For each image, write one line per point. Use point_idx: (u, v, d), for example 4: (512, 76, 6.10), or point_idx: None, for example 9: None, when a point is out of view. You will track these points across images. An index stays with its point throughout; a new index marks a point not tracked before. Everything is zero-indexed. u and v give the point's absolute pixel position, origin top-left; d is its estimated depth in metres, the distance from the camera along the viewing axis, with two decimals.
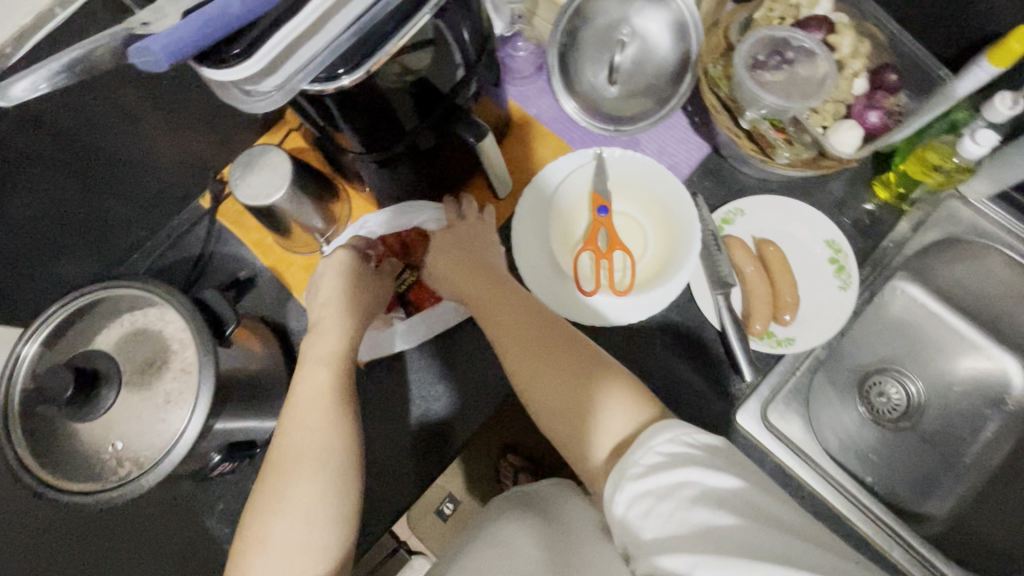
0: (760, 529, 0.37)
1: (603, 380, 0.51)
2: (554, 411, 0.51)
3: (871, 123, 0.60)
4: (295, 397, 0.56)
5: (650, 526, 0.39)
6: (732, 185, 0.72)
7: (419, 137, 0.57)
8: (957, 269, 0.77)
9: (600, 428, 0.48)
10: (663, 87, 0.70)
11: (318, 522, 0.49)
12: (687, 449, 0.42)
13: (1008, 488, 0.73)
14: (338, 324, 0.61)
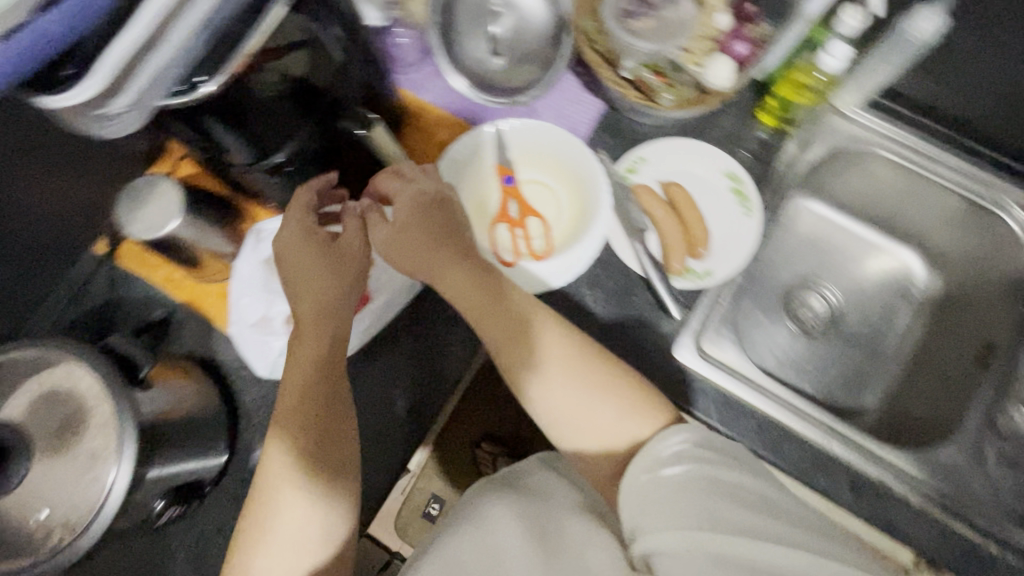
0: (750, 512, 0.42)
1: (610, 379, 0.52)
2: (553, 398, 0.52)
3: (740, 54, 0.62)
4: (287, 427, 0.53)
5: (653, 512, 0.42)
6: (631, 136, 0.74)
7: (307, 140, 0.56)
8: (850, 179, 0.82)
9: (605, 425, 0.50)
10: (544, 49, 0.70)
11: (304, 558, 0.49)
12: (690, 444, 0.46)
13: (926, 369, 0.80)
14: (325, 343, 0.56)
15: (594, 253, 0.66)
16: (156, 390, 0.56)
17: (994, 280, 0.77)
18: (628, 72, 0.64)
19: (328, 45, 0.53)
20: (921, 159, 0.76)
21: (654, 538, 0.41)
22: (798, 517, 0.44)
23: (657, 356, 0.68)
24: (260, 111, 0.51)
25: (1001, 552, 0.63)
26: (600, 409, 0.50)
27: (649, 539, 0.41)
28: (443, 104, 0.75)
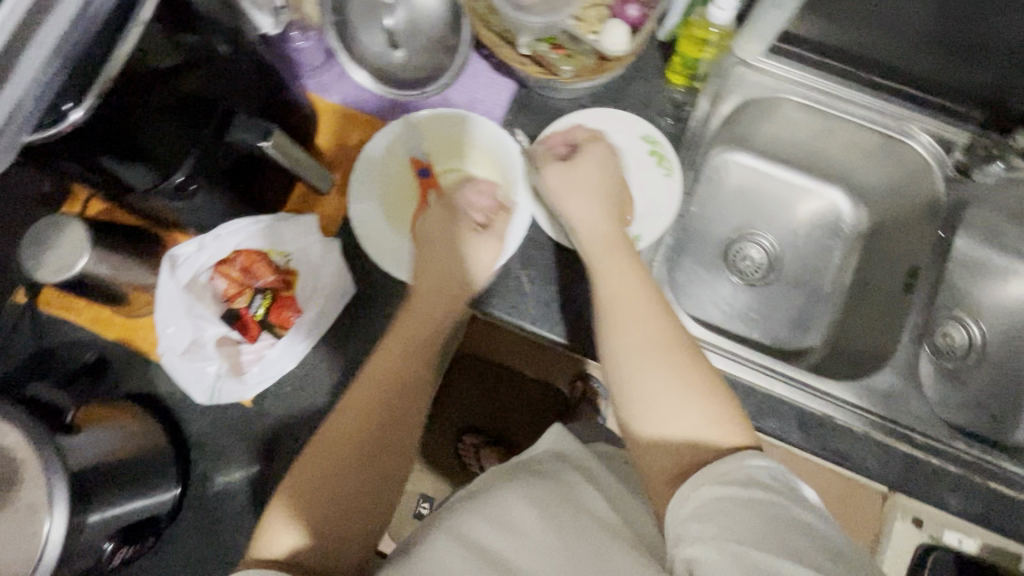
0: (822, 554, 0.36)
1: (703, 383, 0.47)
2: (635, 367, 0.48)
3: (632, 17, 0.63)
4: (360, 417, 0.51)
5: (708, 520, 0.39)
6: (546, 113, 0.74)
7: (206, 150, 0.54)
8: (769, 127, 0.83)
9: (682, 419, 0.46)
10: (446, 37, 0.72)
11: (319, 543, 0.46)
12: (772, 472, 0.42)
13: (863, 300, 0.82)
14: (420, 360, 0.56)
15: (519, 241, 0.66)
16: (93, 432, 0.55)
17: (913, 205, 0.79)
18: (526, 49, 0.63)
19: (209, 57, 0.52)
20: (830, 99, 0.77)
21: (701, 544, 0.37)
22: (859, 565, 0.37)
23: None
24: (143, 125, 0.48)
25: (943, 464, 0.65)
26: (683, 403, 0.46)
27: (694, 546, 0.38)
28: (353, 103, 0.75)
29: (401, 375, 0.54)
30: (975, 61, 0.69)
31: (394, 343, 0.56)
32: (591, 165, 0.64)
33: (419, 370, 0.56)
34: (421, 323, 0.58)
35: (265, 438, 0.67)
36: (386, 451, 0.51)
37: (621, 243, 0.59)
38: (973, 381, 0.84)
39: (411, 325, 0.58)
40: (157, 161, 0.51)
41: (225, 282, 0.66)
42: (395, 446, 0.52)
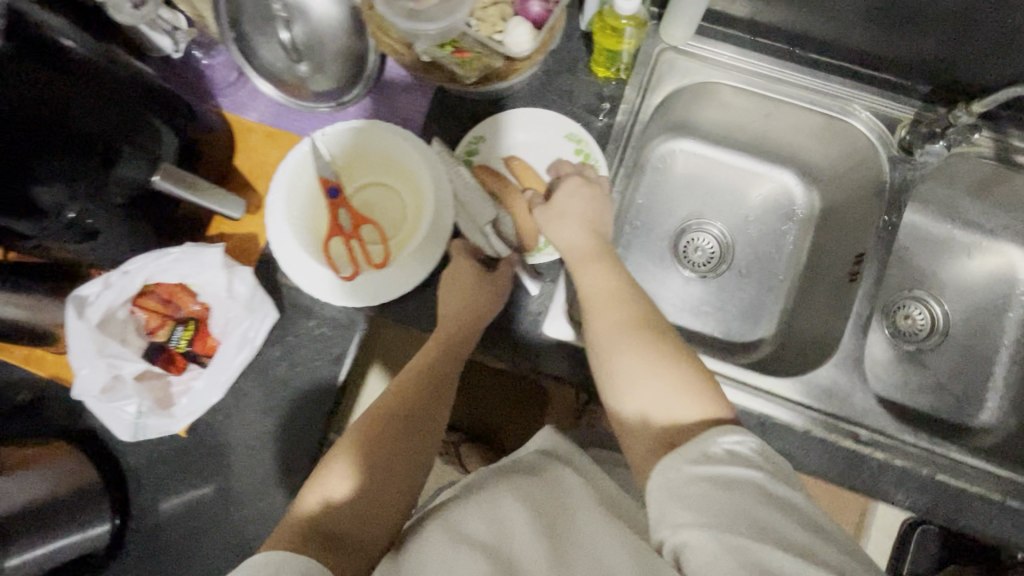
0: (795, 526, 0.39)
1: (676, 365, 0.50)
2: (611, 361, 0.53)
3: (535, 14, 0.60)
4: (380, 435, 0.55)
5: (683, 501, 0.41)
6: (468, 116, 0.71)
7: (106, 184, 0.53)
8: (709, 112, 0.79)
9: (662, 403, 0.49)
10: (349, 43, 0.66)
11: (362, 510, 0.50)
12: (746, 450, 0.43)
13: (813, 287, 0.79)
14: (438, 394, 0.61)
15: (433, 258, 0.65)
16: (35, 472, 0.59)
17: (858, 187, 0.75)
18: (426, 55, 0.60)
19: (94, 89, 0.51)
20: (765, 83, 0.72)
21: (684, 529, 0.40)
22: (837, 537, 0.40)
23: (528, 335, 0.67)
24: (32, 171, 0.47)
25: (886, 457, 0.63)
26: (660, 385, 0.49)
27: (680, 531, 0.40)
28: (270, 121, 0.72)
29: (438, 377, 0.61)
30: (914, 32, 0.64)
31: (412, 372, 0.61)
32: (576, 188, 0.64)
33: (435, 403, 0.60)
34: (437, 360, 0.61)
35: (201, 467, 0.67)
36: (403, 463, 0.54)
37: (603, 253, 0.61)
38: (934, 363, 0.81)
39: (429, 359, 0.62)
40: (47, 208, 0.49)
41: (146, 314, 0.65)
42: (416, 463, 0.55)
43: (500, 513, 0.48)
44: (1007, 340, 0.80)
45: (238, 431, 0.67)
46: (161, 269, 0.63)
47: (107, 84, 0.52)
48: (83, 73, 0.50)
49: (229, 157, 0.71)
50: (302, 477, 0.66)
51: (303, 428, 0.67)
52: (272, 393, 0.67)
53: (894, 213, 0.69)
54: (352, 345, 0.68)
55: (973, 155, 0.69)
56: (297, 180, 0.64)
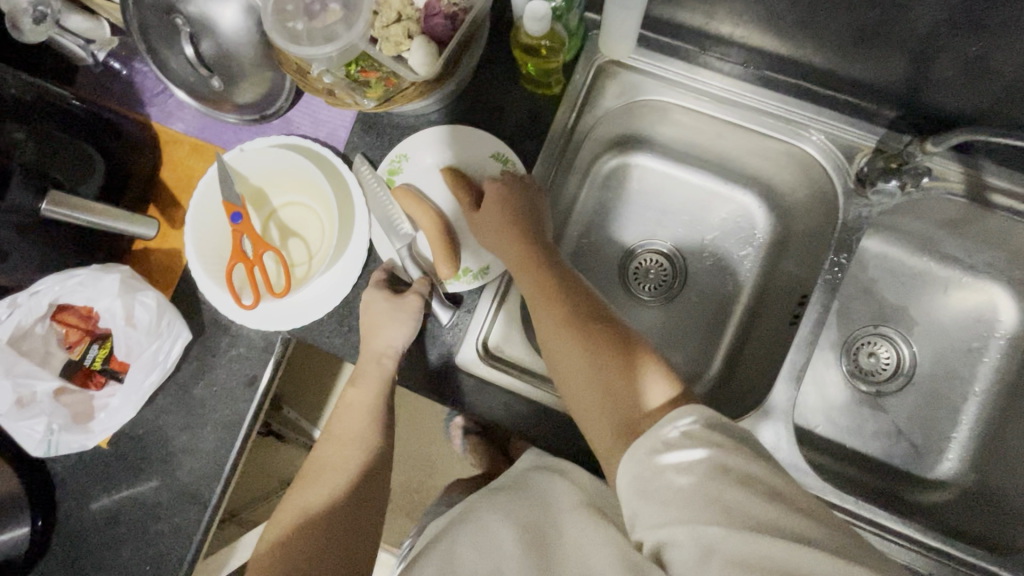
0: (758, 500, 0.39)
1: (626, 352, 0.50)
2: (567, 363, 0.52)
3: (441, 32, 0.56)
4: (319, 485, 0.62)
5: (654, 499, 0.41)
6: (392, 132, 0.68)
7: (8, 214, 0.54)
8: (661, 127, 0.73)
9: (619, 397, 0.48)
10: (264, 54, 0.63)
11: (323, 549, 0.58)
12: (699, 426, 0.43)
13: (764, 321, 0.74)
14: (366, 426, 0.64)
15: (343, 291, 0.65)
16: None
17: (818, 216, 0.69)
18: (325, 77, 0.55)
19: None
20: (713, 101, 0.66)
21: (661, 530, 0.40)
22: (802, 500, 0.40)
23: (441, 366, 0.65)
24: None
25: None
26: (614, 382, 0.49)
27: (658, 531, 0.40)
28: (196, 133, 0.71)
29: (368, 407, 0.64)
30: (874, 55, 0.56)
31: (343, 409, 0.66)
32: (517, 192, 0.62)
33: (363, 437, 0.64)
34: (362, 395, 0.64)
35: (123, 478, 0.69)
36: (345, 501, 0.61)
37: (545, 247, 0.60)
38: (894, 406, 0.76)
39: (354, 395, 0.64)
40: None
41: (65, 331, 0.66)
42: (360, 497, 0.62)
43: (490, 531, 0.50)
44: (979, 387, 0.73)
45: (158, 445, 0.68)
46: (68, 291, 0.64)
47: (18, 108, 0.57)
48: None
49: (152, 169, 0.70)
50: (220, 492, 0.67)
51: (219, 447, 0.68)
52: (191, 409, 0.68)
53: (844, 252, 0.64)
54: (267, 367, 0.67)
55: (940, 191, 0.62)
56: (206, 202, 0.63)
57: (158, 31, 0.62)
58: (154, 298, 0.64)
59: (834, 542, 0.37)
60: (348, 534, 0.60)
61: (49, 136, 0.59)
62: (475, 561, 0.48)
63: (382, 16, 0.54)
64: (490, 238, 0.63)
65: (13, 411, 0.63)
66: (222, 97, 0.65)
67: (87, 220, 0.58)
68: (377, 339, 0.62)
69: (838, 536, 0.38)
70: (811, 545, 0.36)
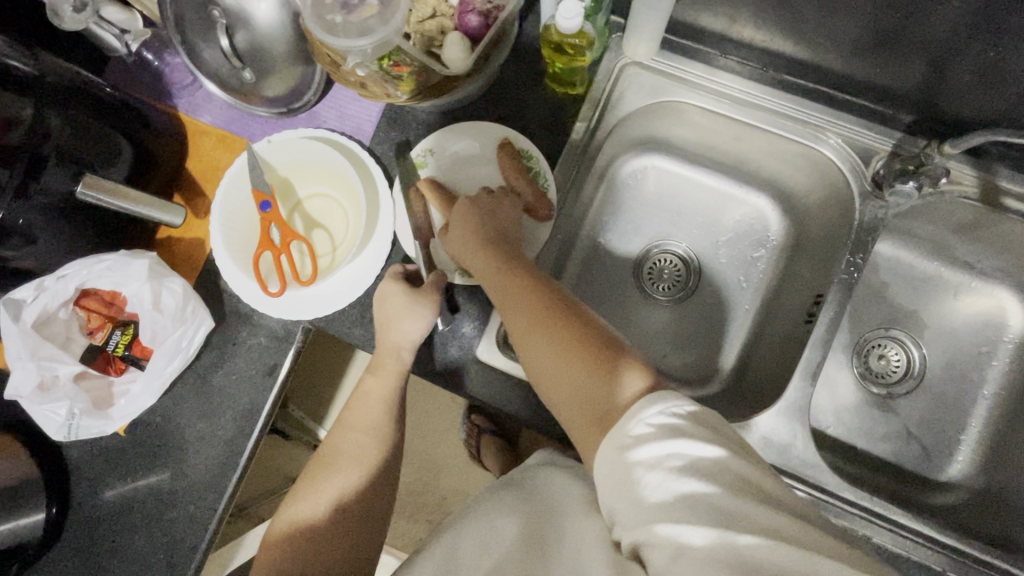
0: (736, 497, 0.38)
1: (585, 342, 0.49)
2: (533, 362, 0.51)
3: (474, 28, 0.57)
4: (332, 473, 0.60)
5: (629, 498, 0.41)
6: (418, 127, 0.69)
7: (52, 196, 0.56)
8: (680, 130, 0.75)
9: (585, 393, 0.47)
10: (297, 49, 0.65)
11: (334, 538, 0.57)
12: (669, 419, 0.42)
13: (777, 320, 0.75)
14: (383, 416, 0.63)
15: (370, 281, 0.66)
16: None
17: (832, 218, 0.70)
18: (360, 69, 0.56)
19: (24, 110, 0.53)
20: (732, 103, 0.68)
21: (638, 528, 0.40)
22: (797, 505, 0.40)
23: (461, 358, 0.66)
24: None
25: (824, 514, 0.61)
26: (578, 377, 0.48)
27: (635, 530, 0.40)
28: (223, 125, 0.72)
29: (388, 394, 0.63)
30: (893, 61, 0.58)
31: (359, 396, 0.64)
32: (501, 203, 0.62)
33: (378, 426, 0.63)
34: (378, 386, 0.63)
35: (139, 466, 0.68)
36: (357, 492, 0.60)
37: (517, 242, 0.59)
38: (904, 409, 0.77)
39: (374, 385, 0.63)
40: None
41: (88, 317, 0.66)
42: (374, 487, 0.61)
43: (492, 525, 0.50)
44: (988, 391, 0.74)
45: (175, 433, 0.68)
46: (95, 275, 0.64)
47: (58, 94, 0.56)
48: (29, 89, 0.54)
49: (180, 159, 0.71)
50: (235, 482, 0.67)
51: (235, 436, 0.67)
52: (210, 397, 0.68)
53: (859, 252, 0.65)
54: (287, 357, 0.67)
55: (954, 195, 0.64)
56: (233, 192, 0.64)
57: (194, 23, 0.64)
58: (181, 285, 0.64)
59: (814, 539, 0.37)
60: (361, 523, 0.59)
61: (85, 124, 0.58)
62: (478, 556, 0.48)
63: (417, 11, 0.57)
64: (457, 236, 0.61)
65: (34, 394, 0.63)
66: (252, 89, 0.67)
67: (120, 206, 0.59)
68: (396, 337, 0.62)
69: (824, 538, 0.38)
70: (788, 542, 0.36)
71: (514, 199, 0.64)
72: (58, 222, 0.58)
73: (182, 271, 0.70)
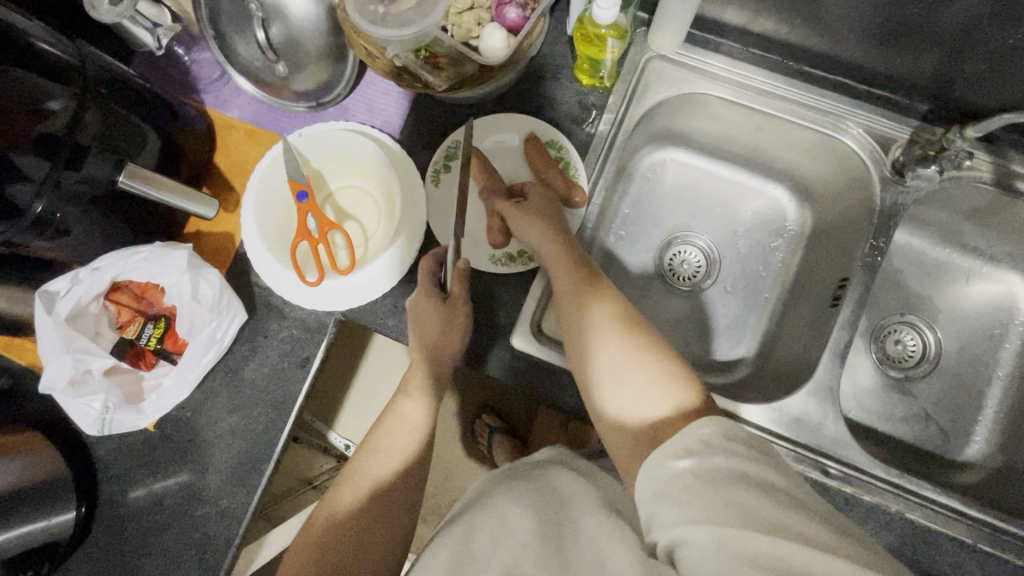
0: (782, 510, 0.38)
1: (655, 360, 0.51)
2: (589, 363, 0.54)
3: (512, 21, 0.58)
4: (351, 495, 0.56)
5: (673, 500, 0.41)
6: (447, 120, 0.70)
7: (95, 183, 0.55)
8: (701, 122, 0.77)
9: (643, 400, 0.50)
10: (330, 42, 0.66)
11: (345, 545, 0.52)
12: (720, 436, 0.43)
13: (798, 307, 0.77)
14: (412, 433, 0.60)
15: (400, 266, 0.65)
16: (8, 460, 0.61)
17: (851, 206, 0.72)
18: (397, 59, 0.58)
19: (77, 100, 0.53)
20: (755, 95, 0.70)
21: (676, 528, 0.39)
22: (820, 510, 0.40)
23: (495, 346, 0.66)
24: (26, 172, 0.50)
25: (855, 493, 0.62)
26: (638, 385, 0.50)
27: (672, 529, 0.40)
28: (251, 120, 0.72)
29: (421, 400, 0.62)
30: (912, 50, 0.61)
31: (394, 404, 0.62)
32: (549, 205, 0.66)
33: (407, 451, 0.59)
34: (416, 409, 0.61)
35: (169, 462, 0.68)
36: (378, 518, 0.54)
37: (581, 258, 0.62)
38: (922, 392, 0.79)
39: (406, 409, 0.61)
40: (43, 207, 0.52)
41: (121, 309, 0.67)
42: (394, 513, 0.55)
43: (501, 519, 0.46)
44: (1002, 372, 0.76)
45: (204, 427, 0.68)
46: (130, 266, 0.64)
47: (93, 82, 0.55)
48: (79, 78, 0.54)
49: (209, 153, 0.71)
50: (266, 476, 0.66)
51: (268, 429, 0.67)
52: (241, 391, 0.68)
53: (881, 236, 0.68)
54: (319, 348, 0.67)
55: (969, 179, 0.67)
56: (268, 182, 0.65)
57: (229, 16, 0.65)
58: (218, 277, 0.64)
59: (852, 551, 0.36)
60: (375, 552, 0.53)
61: (119, 115, 0.57)
62: (490, 550, 0.44)
63: (456, 4, 0.58)
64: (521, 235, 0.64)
65: (67, 388, 0.63)
66: (284, 83, 0.67)
67: (156, 196, 0.59)
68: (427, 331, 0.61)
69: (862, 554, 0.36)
70: (830, 553, 0.35)
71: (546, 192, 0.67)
72: (95, 213, 0.58)
73: (212, 263, 0.70)
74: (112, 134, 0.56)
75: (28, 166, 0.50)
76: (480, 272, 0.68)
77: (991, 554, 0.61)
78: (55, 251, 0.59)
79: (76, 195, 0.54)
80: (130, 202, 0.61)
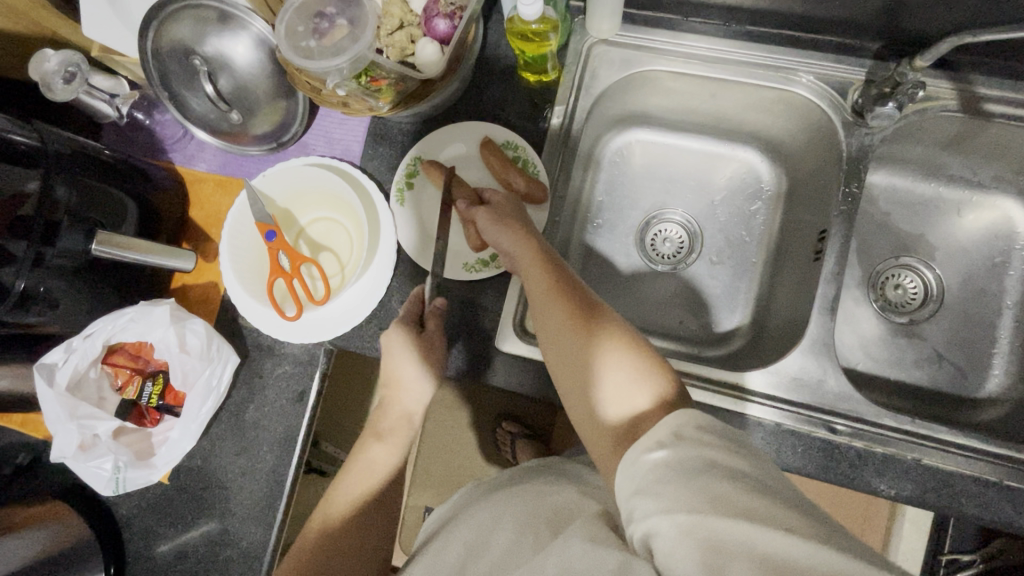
0: (760, 498, 0.35)
1: (633, 353, 0.49)
2: (569, 375, 0.51)
3: (444, 31, 0.60)
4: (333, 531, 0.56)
5: (650, 493, 0.38)
6: (404, 139, 0.71)
7: (71, 252, 0.57)
8: (656, 99, 0.76)
9: (622, 395, 0.47)
10: (279, 83, 0.69)
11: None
12: (697, 427, 0.41)
13: (784, 266, 0.75)
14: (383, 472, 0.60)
15: (378, 292, 0.67)
16: (35, 530, 0.65)
17: (820, 157, 0.71)
18: (342, 89, 0.58)
19: (45, 179, 0.55)
20: (703, 63, 0.69)
21: (651, 518, 0.37)
22: (808, 504, 0.36)
23: (483, 350, 0.66)
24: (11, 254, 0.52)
25: (866, 447, 0.60)
26: (612, 379, 0.48)
27: (645, 521, 0.37)
28: (219, 170, 0.74)
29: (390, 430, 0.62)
30: None
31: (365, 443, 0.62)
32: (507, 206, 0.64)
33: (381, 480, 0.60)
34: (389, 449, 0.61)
35: (186, 513, 0.69)
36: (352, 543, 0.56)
37: (553, 255, 0.58)
38: (930, 334, 0.76)
39: (377, 447, 0.61)
40: (30, 284, 0.55)
41: (123, 373, 0.69)
42: (365, 543, 0.56)
43: (481, 526, 0.48)
44: (1011, 299, 0.73)
45: (216, 473, 0.69)
46: (120, 328, 0.66)
47: (58, 161, 0.57)
48: (42, 160, 0.56)
49: (185, 207, 0.74)
50: (280, 512, 0.67)
51: (276, 467, 0.68)
52: (246, 431, 0.69)
53: (853, 182, 0.66)
54: (313, 381, 0.68)
55: (936, 110, 0.65)
56: (239, 229, 0.67)
57: (179, 75, 0.68)
58: (203, 326, 0.66)
59: (838, 540, 0.33)
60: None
61: (88, 186, 0.59)
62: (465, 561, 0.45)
63: (385, 25, 0.60)
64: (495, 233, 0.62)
65: (77, 454, 0.65)
66: (242, 130, 0.70)
67: (132, 257, 0.60)
68: (399, 351, 0.61)
69: (848, 538, 0.34)
70: (815, 541, 0.33)
71: (509, 194, 0.65)
72: (77, 283, 0.60)
73: (202, 313, 0.72)
74: (85, 205, 0.58)
75: (12, 249, 0.53)
76: (458, 282, 0.68)
77: (1020, 488, 0.58)
78: (47, 324, 0.61)
79: (59, 268, 0.57)
80: (110, 266, 0.63)
